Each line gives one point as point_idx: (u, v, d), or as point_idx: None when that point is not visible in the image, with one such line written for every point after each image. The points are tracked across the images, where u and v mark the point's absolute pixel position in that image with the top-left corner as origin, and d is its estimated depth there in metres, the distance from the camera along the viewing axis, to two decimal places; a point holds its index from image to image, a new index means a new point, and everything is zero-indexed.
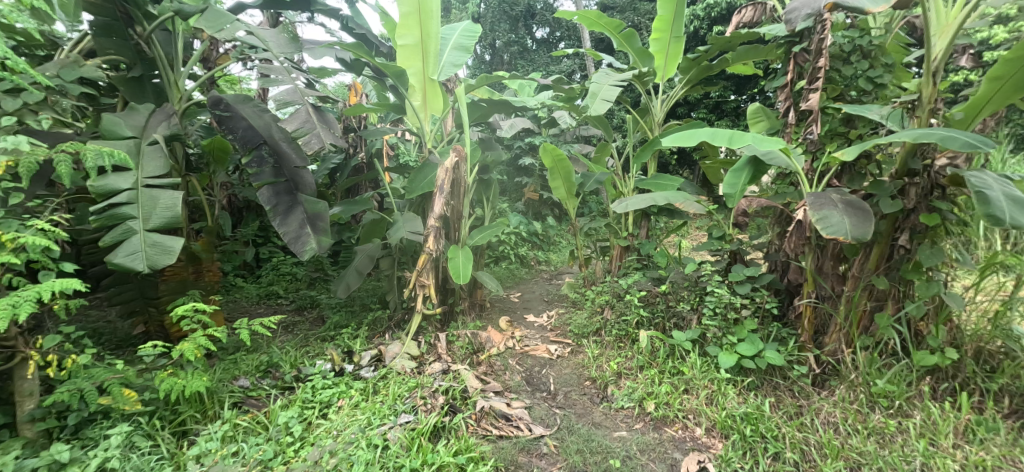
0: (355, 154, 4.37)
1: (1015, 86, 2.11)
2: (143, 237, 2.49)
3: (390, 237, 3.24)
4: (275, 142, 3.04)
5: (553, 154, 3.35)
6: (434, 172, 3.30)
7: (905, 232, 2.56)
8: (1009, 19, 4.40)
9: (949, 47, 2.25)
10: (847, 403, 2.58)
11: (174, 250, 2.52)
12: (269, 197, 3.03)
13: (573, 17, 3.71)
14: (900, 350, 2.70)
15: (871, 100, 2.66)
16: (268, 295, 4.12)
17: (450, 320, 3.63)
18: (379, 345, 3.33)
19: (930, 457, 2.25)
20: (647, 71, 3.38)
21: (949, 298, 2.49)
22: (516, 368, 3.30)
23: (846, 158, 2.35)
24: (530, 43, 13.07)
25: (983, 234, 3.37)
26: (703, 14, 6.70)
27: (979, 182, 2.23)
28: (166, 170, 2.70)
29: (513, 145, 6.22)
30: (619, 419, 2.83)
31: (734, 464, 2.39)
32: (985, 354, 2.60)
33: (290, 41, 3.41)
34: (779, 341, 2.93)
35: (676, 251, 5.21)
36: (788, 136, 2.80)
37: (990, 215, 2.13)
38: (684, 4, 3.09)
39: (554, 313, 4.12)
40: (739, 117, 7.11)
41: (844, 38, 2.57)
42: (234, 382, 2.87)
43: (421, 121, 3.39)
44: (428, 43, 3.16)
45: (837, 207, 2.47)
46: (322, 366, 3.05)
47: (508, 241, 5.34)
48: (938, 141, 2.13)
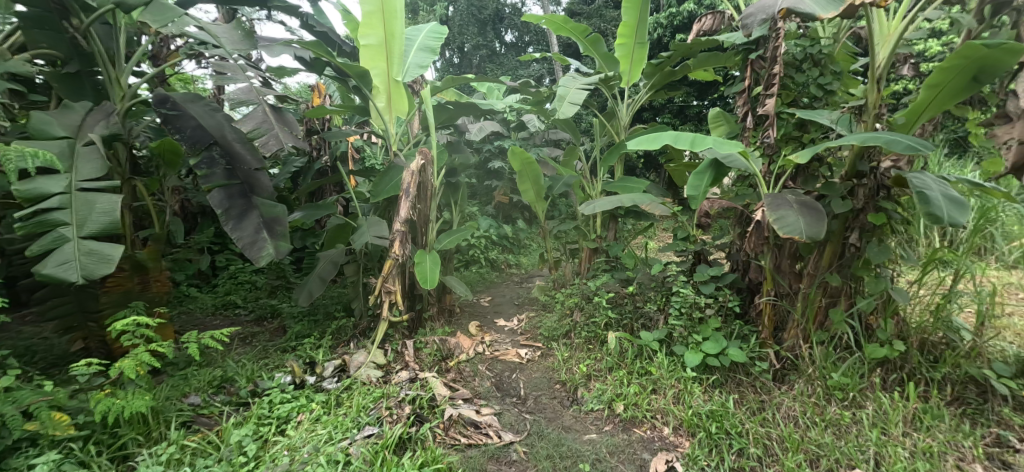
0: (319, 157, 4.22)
1: (950, 95, 2.28)
2: (77, 244, 2.30)
3: (354, 242, 3.13)
4: (227, 143, 2.94)
5: (520, 157, 3.35)
6: (399, 176, 3.22)
7: (855, 231, 2.68)
8: (943, 32, 4.75)
9: (891, 57, 2.40)
10: (805, 396, 2.68)
11: (113, 259, 2.35)
12: (220, 200, 2.88)
13: (540, 21, 3.71)
14: (853, 343, 2.82)
15: (822, 105, 2.78)
16: (224, 305, 3.90)
17: (418, 327, 3.54)
18: (344, 354, 3.21)
19: (882, 446, 2.35)
20: (613, 75, 3.46)
21: (896, 292, 2.64)
22: (486, 373, 3.26)
23: (800, 161, 2.47)
24: (499, 47, 13.27)
25: (925, 232, 3.59)
26: (666, 23, 6.90)
27: (919, 183, 2.39)
28: (104, 172, 2.50)
29: (482, 147, 5.95)
30: (589, 421, 2.83)
31: (700, 462, 2.43)
32: (929, 345, 2.77)
33: (244, 38, 3.25)
34: (742, 339, 3.02)
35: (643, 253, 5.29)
36: (746, 140, 2.91)
37: (930, 213, 2.28)
38: (648, 10, 3.15)
39: (524, 316, 4.09)
40: (701, 122, 7.33)
41: (797, 46, 2.71)
42: (184, 400, 2.68)
43: (386, 124, 3.29)
44: (392, 43, 3.12)
45: (792, 208, 2.58)
46: (281, 378, 2.91)
47: (478, 245, 5.30)
48: (883, 144, 2.26)
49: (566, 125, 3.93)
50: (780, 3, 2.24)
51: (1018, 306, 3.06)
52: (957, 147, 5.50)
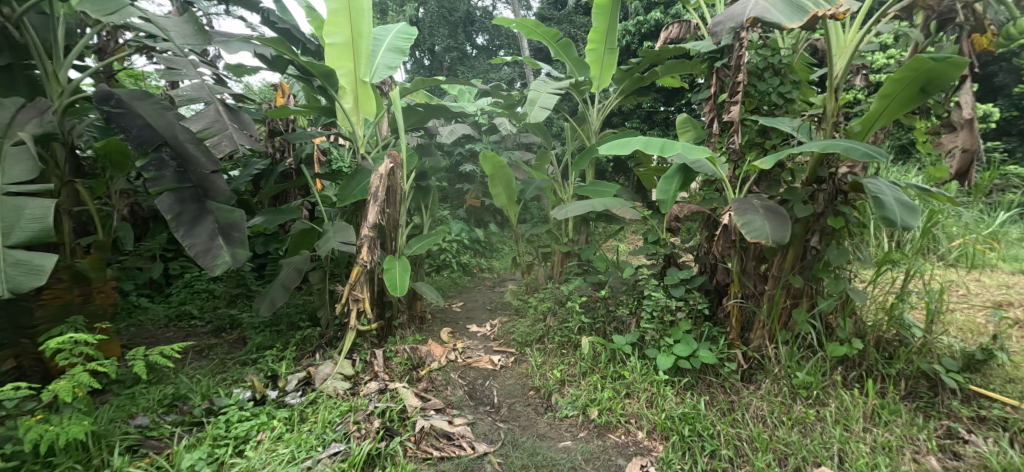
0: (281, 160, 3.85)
1: (902, 104, 2.41)
2: (3, 255, 2.11)
3: (319, 249, 3.02)
4: (179, 143, 2.78)
5: (492, 161, 3.34)
6: (367, 180, 3.13)
7: (816, 233, 2.78)
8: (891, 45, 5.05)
9: (847, 66, 2.55)
10: (772, 396, 2.74)
11: (44, 269, 2.16)
12: (171, 204, 2.72)
13: (511, 25, 3.72)
14: (816, 343, 2.90)
15: (783, 113, 2.91)
16: (178, 316, 3.67)
17: (387, 335, 3.44)
18: (308, 366, 3.07)
19: (846, 443, 2.42)
20: (583, 80, 3.52)
21: (854, 292, 2.74)
22: (459, 382, 3.18)
23: (764, 166, 2.54)
24: (470, 49, 13.36)
25: (878, 232, 3.78)
26: (634, 30, 7.07)
27: (875, 188, 2.51)
28: (35, 175, 2.31)
29: (453, 152, 6.16)
30: (564, 428, 2.80)
31: (674, 465, 2.43)
32: (884, 342, 2.87)
33: (195, 33, 3.12)
34: (711, 340, 3.07)
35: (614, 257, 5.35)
36: (712, 146, 3.00)
37: (885, 217, 2.40)
38: (618, 18, 3.20)
39: (497, 321, 4.03)
40: (669, 127, 7.51)
41: (759, 56, 2.82)
42: (130, 422, 2.49)
43: (353, 125, 3.21)
44: (359, 43, 3.05)
45: (758, 213, 2.66)
46: (239, 395, 2.74)
47: (449, 249, 5.23)
48: (842, 151, 2.37)
49: (537, 130, 3.93)
50: (748, 12, 2.31)
51: (961, 303, 3.25)
52: (903, 153, 5.86)
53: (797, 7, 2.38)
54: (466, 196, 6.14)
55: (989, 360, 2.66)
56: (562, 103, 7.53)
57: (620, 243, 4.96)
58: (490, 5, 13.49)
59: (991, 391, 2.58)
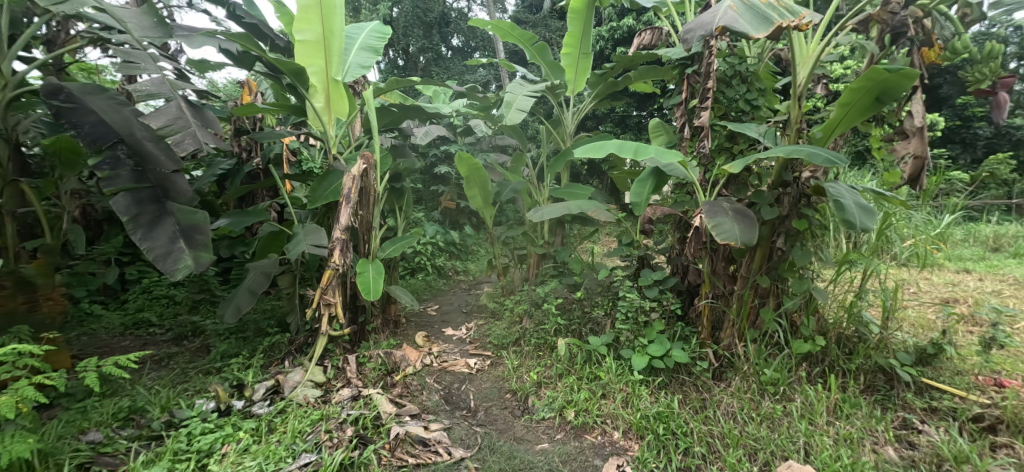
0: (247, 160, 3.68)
1: (860, 112, 2.54)
2: None
3: (289, 252, 2.96)
4: (136, 140, 2.64)
5: (468, 163, 3.32)
6: (339, 181, 3.08)
7: (781, 235, 2.88)
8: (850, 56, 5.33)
9: (810, 75, 2.67)
10: (742, 393, 2.81)
11: None
12: (127, 206, 2.58)
13: (487, 27, 3.71)
14: (782, 341, 3.00)
15: (749, 119, 3.01)
16: (135, 324, 3.48)
17: (360, 340, 3.37)
18: (276, 374, 2.97)
19: (811, 436, 2.50)
20: (558, 83, 3.55)
21: (817, 291, 2.85)
22: (434, 386, 3.14)
23: (733, 170, 2.63)
24: (446, 50, 13.11)
25: (838, 234, 3.97)
26: (608, 37, 7.23)
27: (835, 192, 2.62)
28: None
29: (428, 153, 6.18)
30: (541, 430, 2.80)
31: (650, 464, 2.47)
32: (844, 339, 2.98)
33: (156, 25, 2.97)
34: (683, 340, 3.13)
35: (588, 259, 5.40)
36: (684, 150, 3.08)
37: (846, 219, 2.51)
38: (592, 23, 3.24)
39: (473, 324, 4.00)
40: (641, 132, 7.68)
41: (727, 63, 2.91)
42: (81, 438, 2.33)
43: (324, 125, 3.14)
44: (331, 40, 3.00)
45: (728, 215, 2.74)
46: (202, 406, 2.61)
47: (424, 252, 5.17)
48: (806, 157, 2.47)
49: (513, 132, 3.94)
50: (718, 21, 2.38)
51: (913, 301, 3.45)
52: (859, 160, 6.18)
53: (764, 17, 2.47)
54: (441, 198, 6.11)
55: (939, 354, 2.80)
56: (537, 106, 7.57)
57: (594, 245, 5.02)
58: (464, 6, 13.43)
59: (941, 383, 2.72)
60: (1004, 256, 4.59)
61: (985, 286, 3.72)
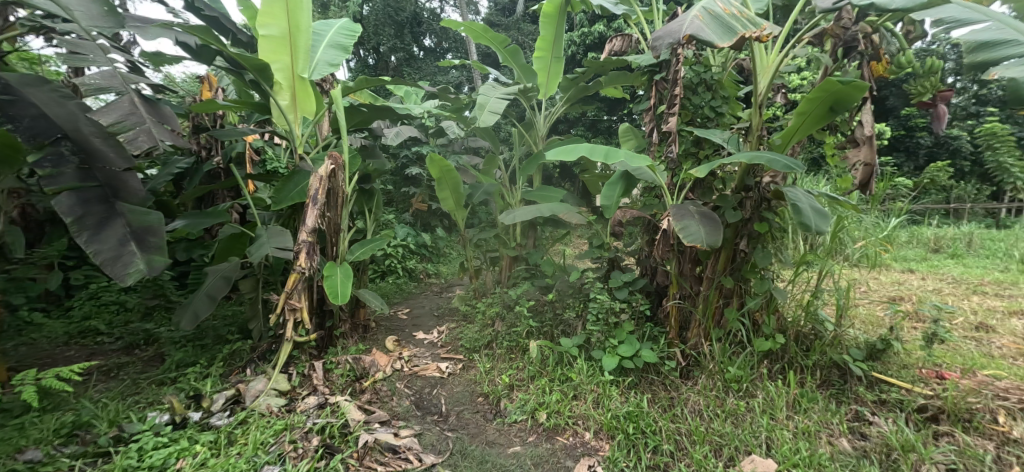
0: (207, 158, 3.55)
1: (815, 120, 2.67)
2: None
3: (252, 255, 2.85)
4: (84, 138, 2.46)
5: (439, 165, 3.29)
6: (305, 182, 3.02)
7: (744, 237, 2.99)
8: None
9: (770, 84, 2.79)
10: (708, 391, 2.89)
11: None
12: (71, 206, 2.41)
13: (458, 28, 3.69)
14: (745, 339, 3.10)
15: (714, 126, 3.12)
16: (81, 333, 3.27)
17: (327, 346, 3.30)
18: (237, 383, 2.84)
19: (772, 431, 2.59)
20: (531, 87, 3.59)
21: (777, 291, 2.97)
22: (405, 392, 3.09)
23: (699, 174, 2.71)
24: (418, 50, 13.01)
25: (797, 236, 4.19)
26: (579, 41, 7.84)
27: (793, 196, 2.75)
28: None
29: (399, 154, 6.12)
30: (513, 433, 2.79)
31: (620, 463, 2.50)
32: (802, 336, 3.11)
33: (106, 15, 2.80)
34: (652, 340, 3.20)
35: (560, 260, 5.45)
36: (652, 154, 3.16)
37: (802, 223, 2.64)
38: (564, 28, 3.29)
39: (444, 328, 3.95)
40: (611, 136, 7.86)
41: (693, 71, 3.01)
42: (18, 457, 2.14)
43: (290, 124, 3.05)
44: (297, 37, 2.91)
45: (694, 218, 2.82)
46: (154, 419, 2.46)
47: (394, 255, 5.10)
48: (766, 163, 2.57)
49: (485, 134, 3.94)
50: (686, 30, 2.45)
51: (864, 299, 3.66)
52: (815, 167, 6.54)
53: (728, 28, 2.57)
54: (412, 200, 6.04)
55: (888, 349, 2.95)
56: (511, 108, 7.61)
57: (566, 247, 5.07)
58: (436, 7, 13.34)
59: (890, 377, 2.86)
60: (942, 257, 4.94)
61: (927, 285, 3.99)
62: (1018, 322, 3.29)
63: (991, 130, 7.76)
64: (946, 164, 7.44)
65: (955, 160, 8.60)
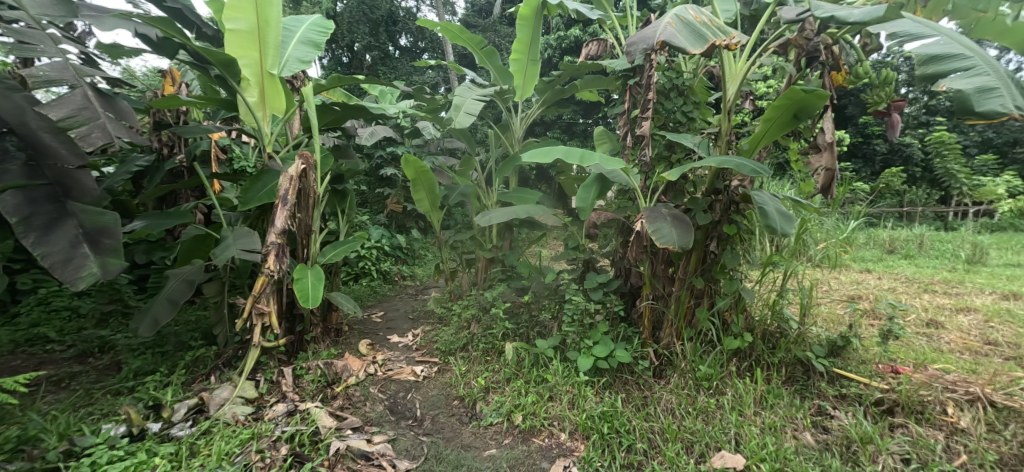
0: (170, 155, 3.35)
1: (780, 126, 2.77)
2: None
3: (217, 257, 2.76)
4: (30, 132, 2.32)
5: (414, 166, 3.25)
6: (274, 182, 2.93)
7: (714, 239, 3.07)
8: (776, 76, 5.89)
9: (739, 91, 2.88)
10: (680, 389, 2.96)
11: None
12: (16, 205, 2.25)
13: (434, 28, 3.66)
14: (715, 338, 3.18)
15: (686, 130, 3.20)
16: (29, 341, 3.05)
17: (298, 351, 3.23)
18: (200, 392, 2.73)
19: (741, 426, 2.66)
20: (507, 88, 3.60)
21: (745, 291, 3.06)
22: (378, 397, 3.03)
23: (671, 177, 2.78)
24: (393, 50, 12.88)
25: (764, 238, 4.37)
26: (555, 44, 8.42)
27: (760, 199, 2.84)
28: None
29: (373, 154, 6.07)
30: (488, 436, 2.77)
31: (595, 463, 2.51)
32: (769, 334, 3.21)
33: (58, 4, 2.71)
34: (626, 340, 3.25)
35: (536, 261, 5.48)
36: (626, 157, 3.23)
37: (768, 225, 2.72)
38: (540, 31, 3.31)
39: (419, 331, 3.90)
40: (587, 139, 7.98)
41: (666, 77, 3.09)
42: None
43: (258, 122, 2.98)
44: (266, 32, 2.81)
45: (666, 221, 2.87)
46: (110, 431, 2.32)
47: (368, 257, 5.04)
48: (734, 167, 2.64)
49: (461, 135, 3.91)
50: (659, 36, 2.50)
51: (826, 298, 3.84)
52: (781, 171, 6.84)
53: (698, 35, 2.63)
54: (387, 201, 5.95)
55: (847, 346, 3.08)
56: (487, 109, 7.63)
57: (542, 249, 5.10)
58: (411, 6, 13.25)
59: (849, 372, 2.99)
60: (896, 258, 5.23)
61: (883, 284, 4.22)
62: (964, 319, 3.51)
63: (940, 139, 8.29)
64: (899, 170, 7.89)
65: (908, 166, 9.18)
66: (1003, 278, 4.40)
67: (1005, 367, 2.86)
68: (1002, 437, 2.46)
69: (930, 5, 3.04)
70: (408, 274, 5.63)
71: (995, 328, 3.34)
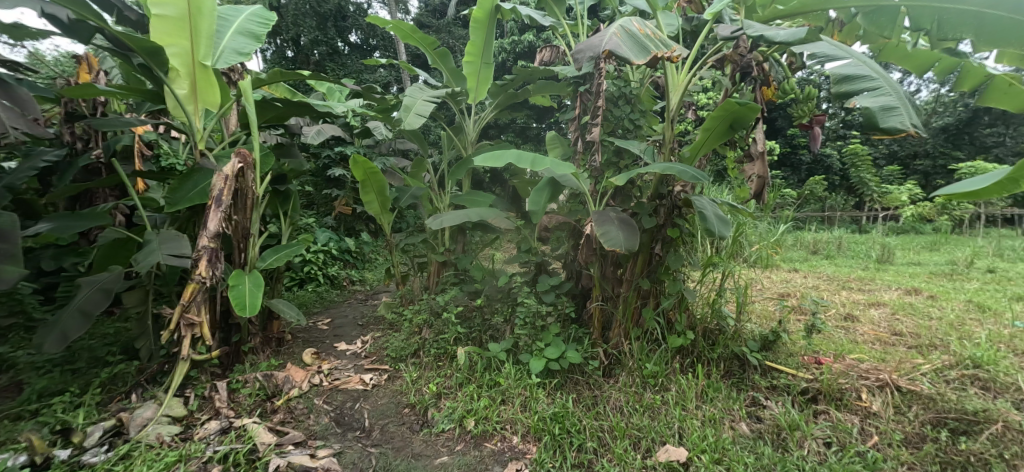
0: (88, 150, 3.02)
1: (718, 135, 2.94)
2: None
3: (138, 264, 2.52)
4: None
5: (363, 167, 3.14)
6: (207, 181, 2.73)
7: (659, 242, 3.20)
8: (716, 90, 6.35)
9: (681, 102, 3.03)
10: (628, 387, 3.05)
11: None
12: None
13: (385, 26, 3.56)
14: (659, 336, 3.32)
15: (634, 137, 3.32)
16: None
17: (234, 363, 3.02)
18: (118, 412, 2.47)
19: (684, 420, 2.78)
20: (459, 91, 3.59)
21: (688, 292, 3.21)
22: (323, 408, 2.88)
23: (619, 183, 2.86)
24: (342, 46, 12.53)
25: (707, 241, 4.67)
26: (509, 48, 8.70)
27: (700, 204, 2.97)
28: None
29: (320, 154, 5.88)
30: (440, 443, 2.71)
31: (546, 464, 2.53)
32: (709, 331, 3.39)
33: None
34: (577, 341, 3.33)
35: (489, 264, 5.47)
36: (577, 162, 3.31)
37: (708, 229, 2.87)
38: (493, 34, 3.27)
39: (369, 337, 3.77)
40: (539, 143, 8.15)
41: (614, 85, 3.21)
42: None
43: (189, 116, 2.76)
44: (198, 20, 2.62)
45: (614, 225, 2.95)
46: (6, 462, 2.04)
47: (314, 261, 4.86)
48: (676, 174, 2.77)
49: (412, 136, 3.83)
50: (604, 46, 2.56)
51: (759, 296, 4.15)
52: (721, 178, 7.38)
53: (642, 47, 2.73)
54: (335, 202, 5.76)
55: (778, 340, 3.32)
56: (441, 111, 7.61)
57: (494, 252, 5.10)
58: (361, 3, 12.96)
59: (779, 364, 3.21)
60: (819, 258, 5.77)
61: (808, 282, 4.63)
62: (875, 312, 3.90)
63: (854, 151, 9.23)
64: (822, 179, 8.68)
65: (830, 174, 10.68)
66: (906, 275, 4.93)
67: (908, 355, 3.20)
68: (907, 418, 2.73)
69: (845, 30, 3.47)
70: (358, 278, 5.47)
71: (900, 320, 3.74)
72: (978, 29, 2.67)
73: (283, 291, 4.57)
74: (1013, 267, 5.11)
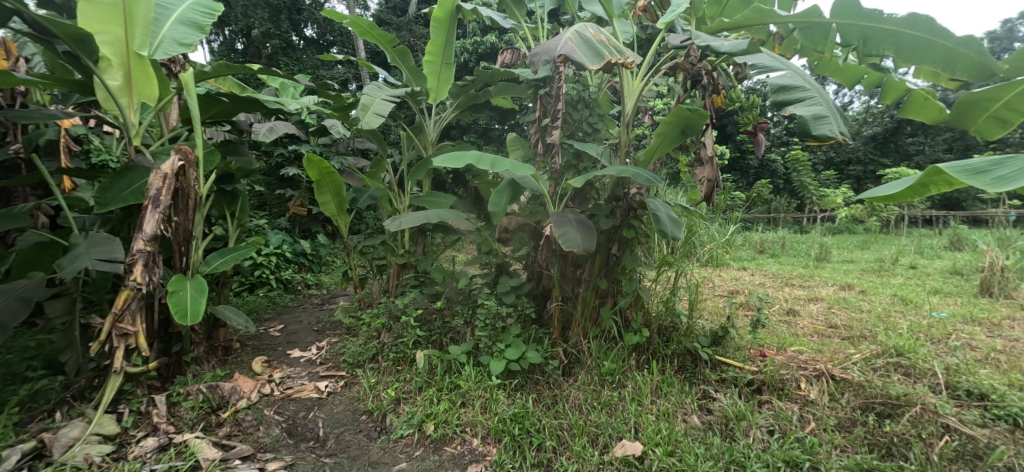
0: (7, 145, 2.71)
1: (671, 139, 3.05)
2: None
3: (62, 269, 2.29)
4: None
5: (317, 166, 3.02)
6: (142, 180, 2.54)
7: (616, 243, 3.28)
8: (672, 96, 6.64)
9: (636, 107, 3.13)
10: (586, 385, 3.10)
11: None
12: None
13: (341, 21, 3.46)
14: (616, 335, 3.41)
15: (592, 141, 3.40)
16: None
17: (175, 375, 2.82)
18: (39, 433, 2.24)
19: (640, 415, 2.86)
20: (419, 90, 3.55)
21: (643, 291, 3.31)
22: (273, 419, 2.74)
23: (575, 184, 2.90)
24: (296, 40, 12.07)
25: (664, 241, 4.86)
26: (470, 48, 8.66)
27: (654, 206, 3.06)
28: None
29: (272, 152, 5.67)
30: (398, 450, 2.65)
31: (506, 465, 2.53)
32: (664, 329, 3.51)
33: None
34: (537, 341, 3.36)
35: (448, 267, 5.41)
36: (537, 164, 3.36)
37: (662, 231, 2.95)
38: (454, 34, 3.25)
39: (324, 343, 3.63)
40: (501, 144, 8.18)
41: (574, 89, 3.28)
42: None
43: (123, 110, 2.56)
44: (134, 7, 2.44)
45: (572, 226, 2.99)
46: None
47: (266, 264, 4.65)
48: (631, 176, 2.85)
49: (370, 135, 3.74)
50: (560, 50, 2.59)
51: (711, 294, 4.38)
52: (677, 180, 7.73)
53: (596, 52, 2.76)
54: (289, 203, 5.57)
55: (727, 335, 3.49)
56: (401, 111, 7.50)
57: (455, 253, 5.06)
58: None
59: (728, 358, 3.38)
60: (765, 256, 6.15)
61: (755, 280, 4.93)
62: (814, 306, 4.21)
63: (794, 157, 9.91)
64: (766, 182, 9.28)
65: (774, 177, 11.40)
66: (840, 272, 5.32)
67: (842, 346, 3.46)
68: (840, 404, 2.94)
69: (785, 43, 3.67)
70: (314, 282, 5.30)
71: (835, 313, 4.05)
72: (897, 47, 2.94)
73: (231, 297, 4.34)
74: (932, 264, 5.62)
